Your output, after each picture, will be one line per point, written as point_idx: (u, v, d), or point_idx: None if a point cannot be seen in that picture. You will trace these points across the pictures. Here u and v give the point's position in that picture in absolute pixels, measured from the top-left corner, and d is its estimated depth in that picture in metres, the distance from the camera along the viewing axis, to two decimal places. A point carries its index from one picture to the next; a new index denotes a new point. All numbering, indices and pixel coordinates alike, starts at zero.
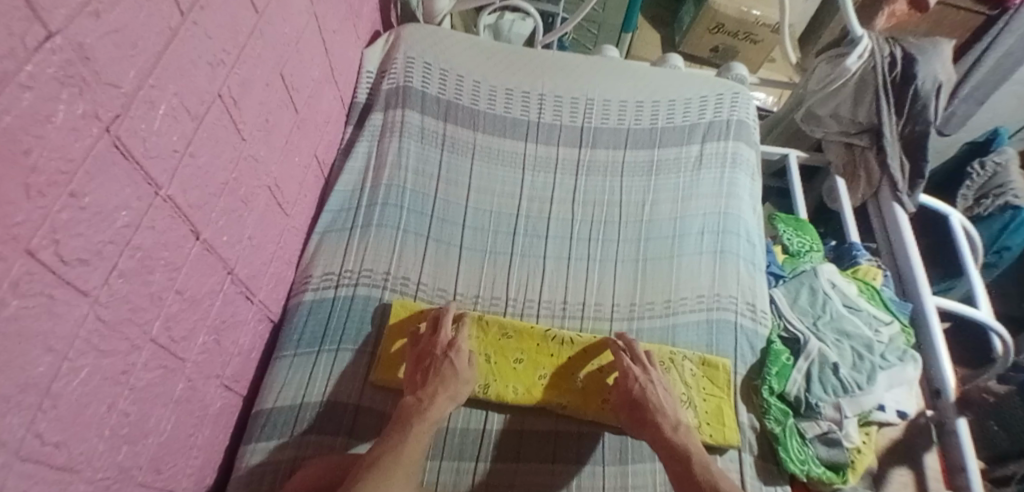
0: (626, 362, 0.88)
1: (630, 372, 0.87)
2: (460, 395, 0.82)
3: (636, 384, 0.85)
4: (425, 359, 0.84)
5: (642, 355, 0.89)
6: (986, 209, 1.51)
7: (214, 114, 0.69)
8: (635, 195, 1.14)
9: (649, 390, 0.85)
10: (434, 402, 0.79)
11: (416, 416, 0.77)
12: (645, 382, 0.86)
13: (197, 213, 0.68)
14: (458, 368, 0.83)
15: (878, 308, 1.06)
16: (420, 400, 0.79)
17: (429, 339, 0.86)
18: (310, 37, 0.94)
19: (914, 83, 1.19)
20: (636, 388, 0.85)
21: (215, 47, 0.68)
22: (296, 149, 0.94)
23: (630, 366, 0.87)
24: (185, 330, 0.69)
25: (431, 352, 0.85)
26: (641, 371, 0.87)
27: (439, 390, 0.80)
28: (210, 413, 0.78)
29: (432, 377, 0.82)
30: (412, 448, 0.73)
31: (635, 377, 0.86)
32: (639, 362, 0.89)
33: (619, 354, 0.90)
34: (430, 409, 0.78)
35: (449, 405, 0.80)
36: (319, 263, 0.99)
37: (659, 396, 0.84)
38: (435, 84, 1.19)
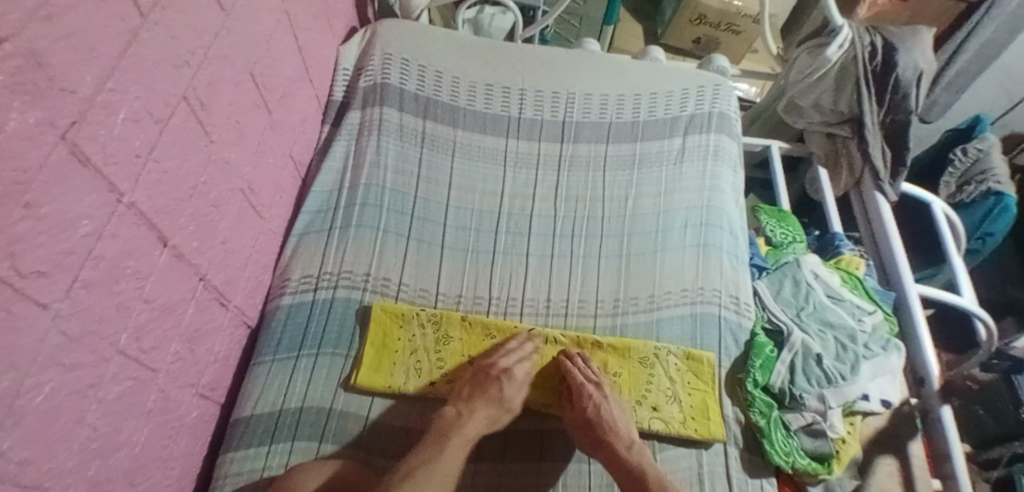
0: (575, 378, 0.89)
1: (585, 389, 0.87)
2: (500, 420, 0.84)
3: (591, 404, 0.85)
4: (480, 375, 0.87)
5: (591, 373, 0.90)
6: (969, 195, 1.52)
7: (180, 117, 0.67)
8: (618, 190, 1.13)
9: (603, 410, 0.85)
10: (472, 419, 0.81)
11: (453, 429, 0.79)
12: (600, 401, 0.86)
13: (164, 220, 0.66)
14: (506, 395, 0.85)
15: (861, 298, 1.07)
16: (459, 415, 0.81)
17: (489, 359, 0.89)
18: (283, 36, 0.92)
19: (895, 72, 1.18)
20: (591, 409, 0.85)
21: (179, 47, 0.66)
22: (271, 150, 0.92)
23: (581, 384, 0.88)
24: (156, 340, 0.68)
25: (488, 371, 0.87)
26: (596, 391, 0.87)
27: (482, 407, 0.82)
28: (186, 423, 0.77)
29: (478, 394, 0.84)
30: (447, 461, 0.75)
31: (590, 396, 0.86)
32: (587, 378, 0.89)
33: (571, 369, 0.90)
34: (467, 425, 0.80)
35: (485, 424, 0.82)
36: (297, 267, 0.97)
37: (612, 415, 0.85)
38: (413, 80, 1.17)
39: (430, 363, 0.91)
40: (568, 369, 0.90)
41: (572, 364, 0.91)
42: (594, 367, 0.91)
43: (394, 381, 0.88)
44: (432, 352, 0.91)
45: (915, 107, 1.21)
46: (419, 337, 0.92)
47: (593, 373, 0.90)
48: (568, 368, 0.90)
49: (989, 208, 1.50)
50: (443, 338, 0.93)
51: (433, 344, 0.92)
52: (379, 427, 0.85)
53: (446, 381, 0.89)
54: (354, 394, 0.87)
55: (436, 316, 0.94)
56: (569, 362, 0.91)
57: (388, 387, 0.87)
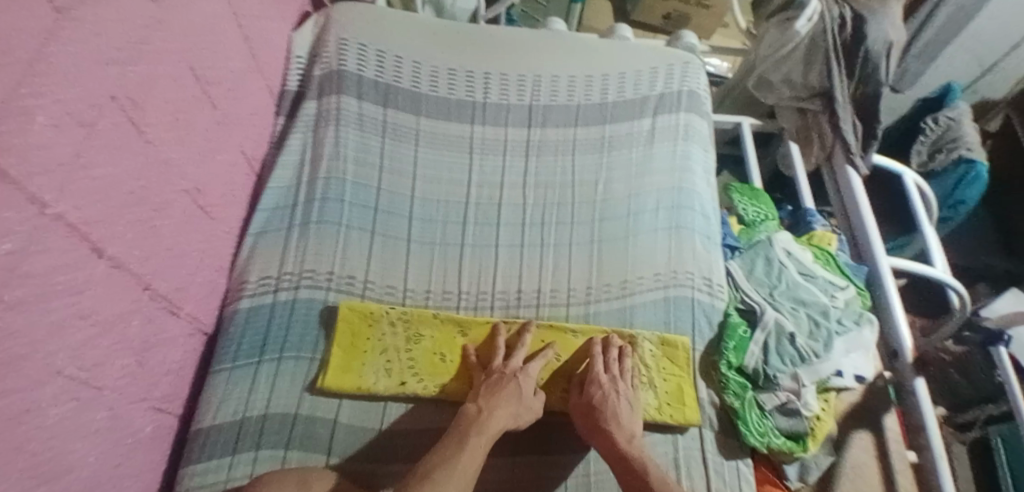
0: (598, 368, 0.87)
1: (598, 377, 0.86)
2: (522, 418, 0.81)
3: (598, 390, 0.85)
4: (495, 375, 0.85)
5: (615, 366, 0.88)
6: (940, 164, 1.53)
7: (108, 118, 0.62)
8: (589, 174, 1.10)
9: (610, 399, 0.84)
10: (494, 415, 0.79)
11: (475, 426, 0.77)
12: (608, 390, 0.85)
13: (98, 230, 0.62)
14: (524, 392, 0.83)
15: (834, 274, 1.06)
16: (481, 411, 0.79)
17: (498, 361, 0.87)
18: (225, 25, 0.87)
19: (865, 44, 1.16)
20: (596, 395, 0.84)
21: (104, 45, 0.61)
22: (219, 147, 0.88)
23: (599, 372, 0.86)
24: (98, 357, 0.64)
25: (502, 370, 0.86)
26: (607, 378, 0.86)
27: (503, 407, 0.80)
28: (141, 438, 0.74)
29: (498, 393, 0.81)
30: (469, 458, 0.73)
31: (599, 384, 0.85)
32: (609, 370, 0.88)
33: (595, 359, 0.88)
34: (490, 421, 0.78)
35: (508, 420, 0.79)
36: (255, 268, 0.94)
37: (617, 405, 0.84)
38: (372, 66, 1.12)
39: (400, 363, 0.88)
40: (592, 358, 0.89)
41: (601, 352, 0.90)
42: (625, 363, 0.89)
43: (364, 382, 0.85)
44: (401, 351, 0.89)
45: (885, 79, 1.19)
46: (389, 336, 0.90)
47: (617, 368, 0.88)
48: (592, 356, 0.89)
49: (961, 176, 1.50)
50: (413, 336, 0.90)
51: (403, 343, 0.89)
52: (348, 429, 0.83)
53: (416, 380, 0.87)
54: (321, 398, 0.84)
55: (406, 315, 0.91)
56: (597, 348, 0.90)
57: (357, 388, 0.85)
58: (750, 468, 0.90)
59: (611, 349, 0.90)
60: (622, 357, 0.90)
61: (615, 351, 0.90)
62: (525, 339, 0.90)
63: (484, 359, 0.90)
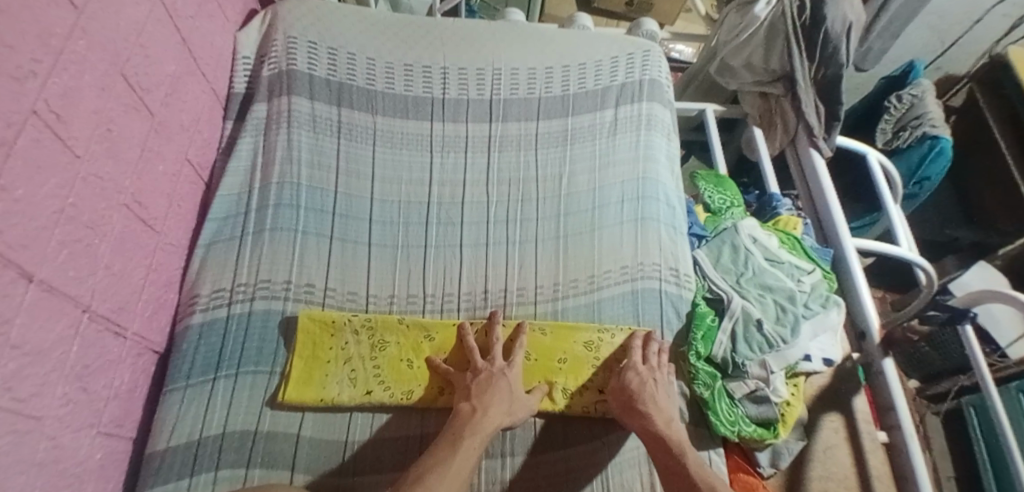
0: (637, 356, 0.87)
1: (635, 364, 0.86)
2: (515, 414, 0.80)
3: (636, 375, 0.84)
4: (481, 375, 0.82)
5: (652, 354, 0.88)
6: (905, 141, 1.55)
7: (30, 133, 0.58)
8: (552, 168, 1.08)
9: (647, 385, 0.84)
10: (489, 413, 0.77)
11: (469, 425, 0.75)
12: (646, 376, 0.85)
13: (23, 253, 0.58)
14: (515, 389, 0.82)
15: (799, 258, 1.05)
16: (475, 410, 0.77)
17: (491, 357, 0.85)
18: (157, 28, 0.83)
19: (823, 27, 1.15)
20: (633, 381, 0.84)
21: (19, 57, 0.57)
22: (159, 156, 0.84)
23: (637, 361, 0.86)
24: (35, 386, 0.61)
25: (489, 368, 0.83)
26: (645, 367, 0.86)
27: (496, 402, 0.78)
28: (91, 466, 0.70)
29: (489, 392, 0.80)
30: (461, 460, 0.70)
31: (636, 370, 0.85)
32: (646, 360, 0.87)
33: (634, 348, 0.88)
34: (484, 421, 0.76)
35: (503, 418, 0.78)
36: (206, 281, 0.91)
37: (654, 391, 0.83)
38: (323, 66, 1.09)
39: (365, 371, 0.86)
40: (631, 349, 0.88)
41: (640, 345, 0.89)
42: (665, 356, 0.89)
43: (327, 393, 0.83)
44: (366, 360, 0.86)
45: (846, 60, 1.18)
46: (352, 344, 0.87)
47: (650, 356, 0.88)
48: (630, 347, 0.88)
49: (925, 153, 1.51)
50: (378, 343, 0.88)
51: (368, 351, 0.87)
52: (311, 444, 0.81)
53: (382, 388, 0.85)
54: (280, 411, 0.82)
55: (369, 322, 0.89)
56: (637, 342, 0.89)
57: (320, 400, 0.82)
58: (722, 457, 0.90)
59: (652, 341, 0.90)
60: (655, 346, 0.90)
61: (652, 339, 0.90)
62: (497, 334, 0.88)
63: (452, 365, 0.87)
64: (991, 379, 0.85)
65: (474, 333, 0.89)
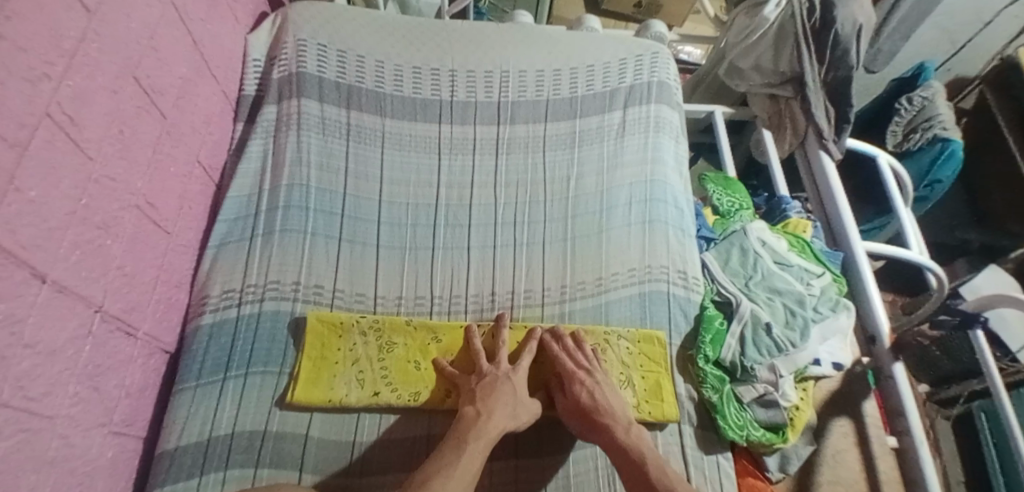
0: (572, 367, 0.85)
1: (578, 375, 0.84)
2: (519, 417, 0.80)
3: (583, 389, 0.83)
4: (487, 378, 0.83)
5: (584, 359, 0.86)
6: (915, 143, 1.53)
7: (43, 135, 0.59)
8: (559, 170, 1.08)
9: (598, 395, 0.82)
10: (493, 416, 0.77)
11: (474, 430, 0.75)
12: (591, 386, 0.83)
13: (36, 253, 0.59)
14: (520, 392, 0.82)
15: (809, 261, 1.05)
16: (480, 414, 0.77)
17: (484, 362, 0.84)
18: (169, 31, 0.84)
19: (834, 28, 1.14)
20: (582, 394, 0.82)
21: (32, 60, 0.58)
22: (170, 158, 0.85)
23: (574, 372, 0.84)
24: (46, 385, 0.61)
25: (494, 372, 0.84)
26: (587, 376, 0.84)
27: (501, 406, 0.79)
28: (102, 464, 0.71)
29: (492, 395, 0.80)
30: (466, 464, 0.70)
31: (581, 382, 0.83)
32: (582, 366, 0.85)
33: (562, 357, 0.86)
34: (490, 424, 0.76)
35: (507, 421, 0.78)
36: (216, 281, 0.91)
37: (607, 400, 0.82)
38: (333, 67, 1.09)
39: (373, 372, 0.86)
40: (558, 356, 0.86)
41: (568, 351, 0.87)
42: (586, 350, 0.87)
43: (335, 394, 0.83)
44: (374, 361, 0.87)
45: (856, 62, 1.17)
46: (360, 345, 0.87)
47: (587, 361, 0.86)
48: (557, 354, 0.86)
49: (936, 155, 1.50)
50: (386, 345, 0.88)
51: (375, 352, 0.87)
52: (320, 444, 0.81)
53: (390, 389, 0.85)
54: (289, 411, 0.82)
55: (378, 323, 0.89)
56: (570, 350, 0.87)
57: (328, 401, 0.83)
58: (730, 461, 0.89)
59: (586, 344, 0.88)
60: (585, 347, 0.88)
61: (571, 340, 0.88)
62: (503, 337, 0.88)
63: (458, 367, 0.88)
64: (1000, 383, 0.84)
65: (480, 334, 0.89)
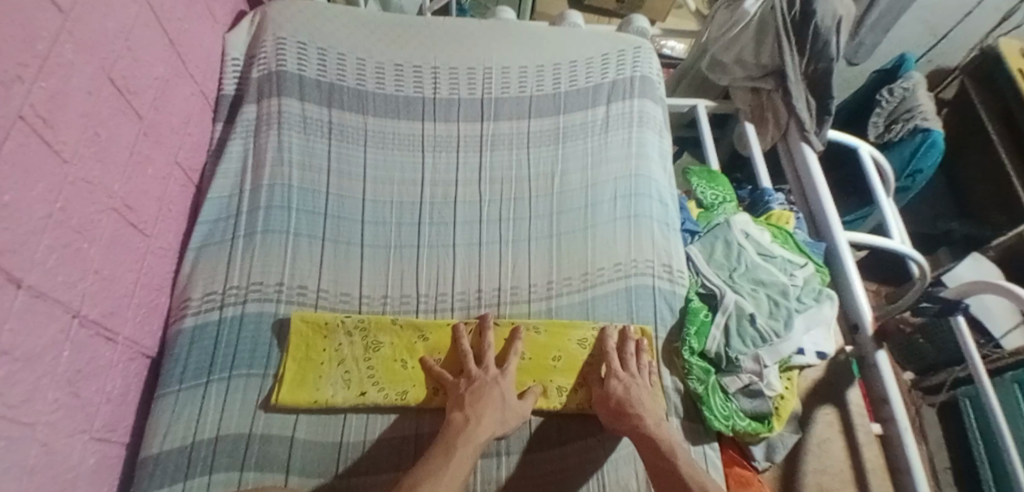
0: (616, 363, 0.87)
1: (616, 372, 0.86)
2: (507, 423, 0.80)
3: (619, 383, 0.85)
4: (476, 383, 0.82)
5: (631, 363, 0.88)
6: (897, 135, 1.56)
7: (17, 139, 0.58)
8: (544, 166, 1.08)
9: (632, 389, 0.84)
10: (481, 422, 0.77)
11: (461, 437, 0.75)
12: (628, 382, 0.85)
13: (13, 258, 0.58)
14: (508, 397, 0.82)
15: (792, 252, 1.06)
16: (468, 420, 0.77)
17: (471, 366, 0.85)
18: (145, 30, 0.82)
19: (813, 21, 1.14)
20: (617, 388, 0.84)
21: (6, 62, 0.57)
22: (148, 159, 0.83)
23: (617, 368, 0.86)
24: (25, 392, 0.60)
25: (475, 380, 0.83)
26: (625, 373, 0.86)
27: (489, 412, 0.79)
28: (84, 471, 0.70)
29: (480, 402, 0.79)
30: (454, 469, 0.70)
31: (619, 378, 0.85)
32: (626, 366, 0.88)
33: (614, 357, 0.88)
34: (477, 431, 0.76)
35: (495, 428, 0.78)
36: (198, 284, 0.90)
37: (639, 394, 0.83)
38: (313, 66, 1.08)
39: (359, 372, 0.86)
40: (611, 361, 0.87)
41: (627, 350, 0.89)
42: (642, 359, 0.89)
43: (321, 395, 0.83)
44: (360, 361, 0.86)
45: (836, 54, 1.17)
46: (346, 346, 0.87)
47: (634, 365, 0.88)
48: (609, 355, 0.88)
49: (918, 146, 1.52)
50: (371, 344, 0.88)
51: (361, 352, 0.87)
52: (306, 445, 0.81)
53: (377, 389, 0.85)
54: (274, 413, 0.82)
55: (363, 323, 0.89)
56: (632, 351, 0.89)
57: (314, 402, 0.82)
58: (717, 451, 0.90)
59: (643, 352, 0.89)
60: (640, 353, 0.90)
61: (633, 345, 0.90)
62: (489, 338, 0.88)
63: (445, 368, 0.87)
64: (984, 373, 0.85)
65: (467, 333, 0.89)
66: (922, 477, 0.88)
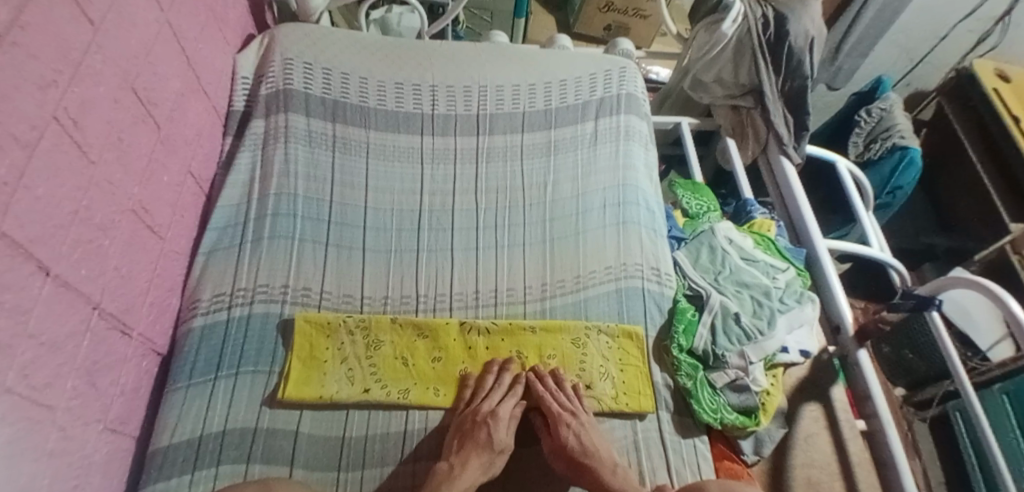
0: (552, 406, 0.87)
1: (563, 418, 0.85)
2: (494, 464, 0.81)
3: (571, 433, 0.83)
4: (466, 424, 0.84)
5: (564, 400, 0.88)
6: (876, 153, 1.63)
7: (51, 139, 0.63)
8: (537, 177, 1.14)
9: (585, 438, 0.83)
10: (466, 469, 0.78)
11: (446, 481, 0.76)
12: (579, 429, 0.84)
13: (42, 247, 0.62)
14: (495, 438, 0.82)
15: (774, 257, 1.11)
16: (452, 467, 0.78)
17: (479, 399, 0.88)
18: (164, 48, 0.88)
19: (787, 41, 1.23)
20: (570, 438, 0.83)
21: (42, 67, 0.62)
22: (163, 167, 0.88)
23: (559, 413, 0.86)
24: (48, 376, 0.63)
25: (472, 418, 0.84)
26: (573, 418, 0.85)
27: (474, 456, 0.79)
28: (97, 460, 0.72)
29: (468, 443, 0.81)
30: None
31: (569, 426, 0.84)
32: (565, 407, 0.87)
33: (546, 397, 0.88)
34: (461, 478, 0.77)
35: (479, 473, 0.79)
36: (206, 286, 0.94)
37: (593, 444, 0.83)
38: (318, 84, 1.15)
39: (362, 370, 0.89)
40: (542, 396, 0.89)
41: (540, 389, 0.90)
42: (569, 392, 0.90)
43: (326, 391, 0.86)
44: (362, 359, 0.90)
45: (810, 72, 1.26)
46: (348, 344, 0.91)
47: (567, 401, 0.88)
48: (541, 395, 0.89)
49: (897, 163, 1.59)
50: (373, 343, 0.92)
51: (363, 351, 0.91)
52: (310, 439, 0.83)
53: (380, 386, 0.88)
54: (280, 409, 0.85)
55: (364, 322, 0.93)
56: (556, 387, 0.91)
57: (319, 397, 0.85)
58: (707, 444, 0.93)
59: (564, 383, 0.92)
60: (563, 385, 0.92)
61: (553, 382, 0.92)
62: (504, 379, 0.91)
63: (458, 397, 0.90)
64: (968, 382, 0.89)
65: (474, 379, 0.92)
66: (906, 467, 0.91)
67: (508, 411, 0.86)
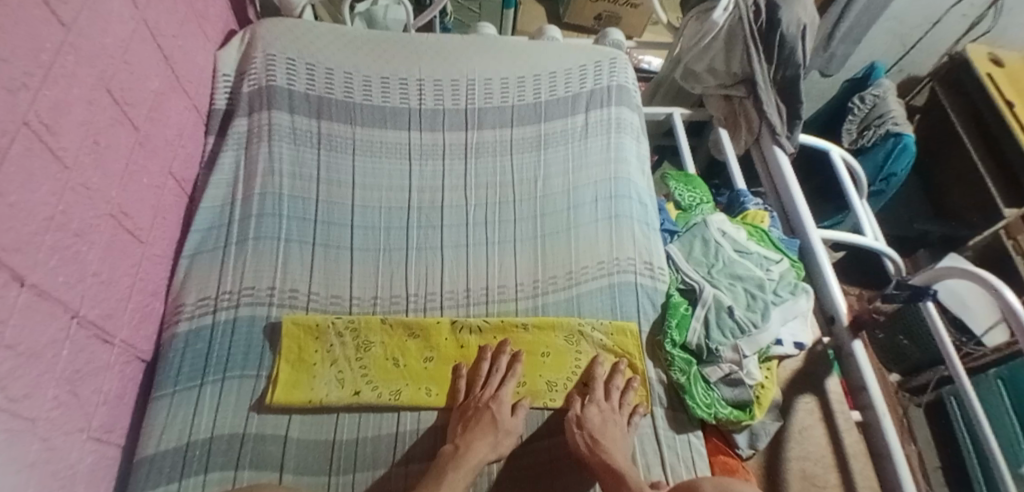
0: (599, 393, 0.88)
1: (597, 399, 0.88)
2: (500, 444, 0.81)
3: (597, 411, 0.86)
4: (469, 410, 0.84)
5: (615, 395, 0.90)
6: (870, 140, 1.62)
7: (22, 144, 0.61)
8: (528, 172, 1.12)
9: (608, 422, 0.84)
10: (470, 447, 0.78)
11: (452, 462, 0.76)
12: (608, 413, 0.86)
13: (16, 257, 0.60)
14: (500, 418, 0.83)
15: (767, 249, 1.10)
16: (458, 447, 0.78)
17: (479, 387, 0.88)
18: (142, 46, 0.86)
19: (779, 29, 1.20)
20: (594, 414, 0.85)
21: (13, 70, 0.60)
22: (143, 169, 0.86)
23: (599, 397, 0.88)
24: (27, 387, 0.61)
25: (473, 405, 0.85)
26: (607, 404, 0.88)
27: (480, 436, 0.79)
28: (80, 470, 0.71)
29: (472, 424, 0.81)
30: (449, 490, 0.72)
31: (598, 407, 0.86)
32: (609, 399, 0.89)
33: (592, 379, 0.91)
34: (467, 456, 0.77)
35: (486, 451, 0.78)
36: (191, 290, 0.92)
37: (612, 426, 0.84)
38: (302, 81, 1.13)
39: (353, 372, 0.88)
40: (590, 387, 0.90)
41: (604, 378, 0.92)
42: (626, 395, 0.91)
43: (315, 394, 0.85)
44: (352, 361, 0.89)
45: (802, 61, 1.24)
46: (337, 346, 0.89)
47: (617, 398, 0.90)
48: (592, 382, 0.90)
49: (891, 149, 1.57)
50: (362, 344, 0.90)
51: (353, 352, 0.90)
52: (299, 445, 0.82)
53: (370, 388, 0.87)
54: (269, 413, 0.83)
55: (353, 323, 0.91)
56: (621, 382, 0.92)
57: (308, 401, 0.84)
58: (702, 439, 0.92)
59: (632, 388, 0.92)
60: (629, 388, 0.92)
61: (621, 381, 0.92)
62: (501, 362, 0.90)
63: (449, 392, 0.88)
64: (962, 370, 0.87)
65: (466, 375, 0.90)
66: (905, 466, 0.90)
67: (508, 395, 0.86)
